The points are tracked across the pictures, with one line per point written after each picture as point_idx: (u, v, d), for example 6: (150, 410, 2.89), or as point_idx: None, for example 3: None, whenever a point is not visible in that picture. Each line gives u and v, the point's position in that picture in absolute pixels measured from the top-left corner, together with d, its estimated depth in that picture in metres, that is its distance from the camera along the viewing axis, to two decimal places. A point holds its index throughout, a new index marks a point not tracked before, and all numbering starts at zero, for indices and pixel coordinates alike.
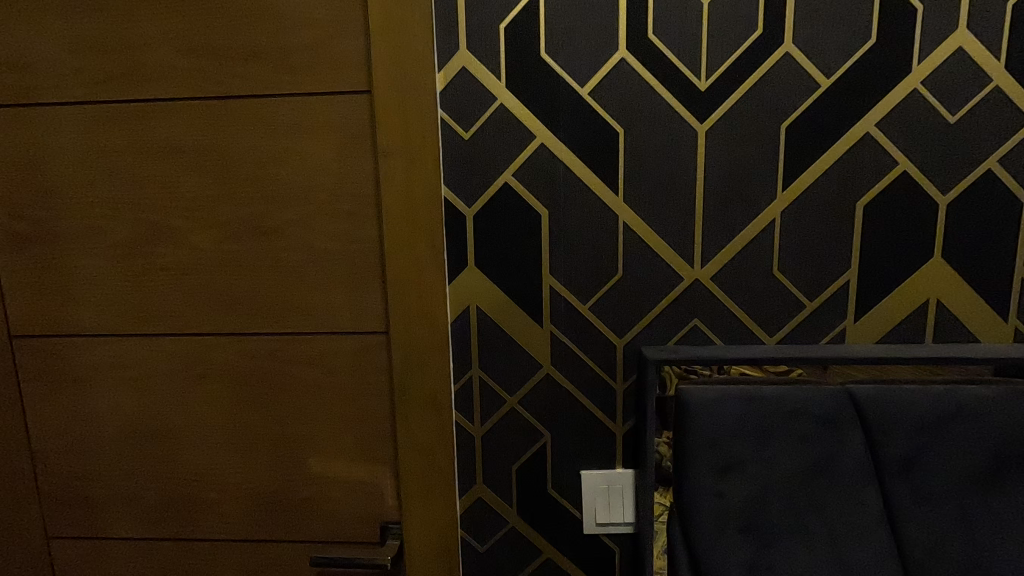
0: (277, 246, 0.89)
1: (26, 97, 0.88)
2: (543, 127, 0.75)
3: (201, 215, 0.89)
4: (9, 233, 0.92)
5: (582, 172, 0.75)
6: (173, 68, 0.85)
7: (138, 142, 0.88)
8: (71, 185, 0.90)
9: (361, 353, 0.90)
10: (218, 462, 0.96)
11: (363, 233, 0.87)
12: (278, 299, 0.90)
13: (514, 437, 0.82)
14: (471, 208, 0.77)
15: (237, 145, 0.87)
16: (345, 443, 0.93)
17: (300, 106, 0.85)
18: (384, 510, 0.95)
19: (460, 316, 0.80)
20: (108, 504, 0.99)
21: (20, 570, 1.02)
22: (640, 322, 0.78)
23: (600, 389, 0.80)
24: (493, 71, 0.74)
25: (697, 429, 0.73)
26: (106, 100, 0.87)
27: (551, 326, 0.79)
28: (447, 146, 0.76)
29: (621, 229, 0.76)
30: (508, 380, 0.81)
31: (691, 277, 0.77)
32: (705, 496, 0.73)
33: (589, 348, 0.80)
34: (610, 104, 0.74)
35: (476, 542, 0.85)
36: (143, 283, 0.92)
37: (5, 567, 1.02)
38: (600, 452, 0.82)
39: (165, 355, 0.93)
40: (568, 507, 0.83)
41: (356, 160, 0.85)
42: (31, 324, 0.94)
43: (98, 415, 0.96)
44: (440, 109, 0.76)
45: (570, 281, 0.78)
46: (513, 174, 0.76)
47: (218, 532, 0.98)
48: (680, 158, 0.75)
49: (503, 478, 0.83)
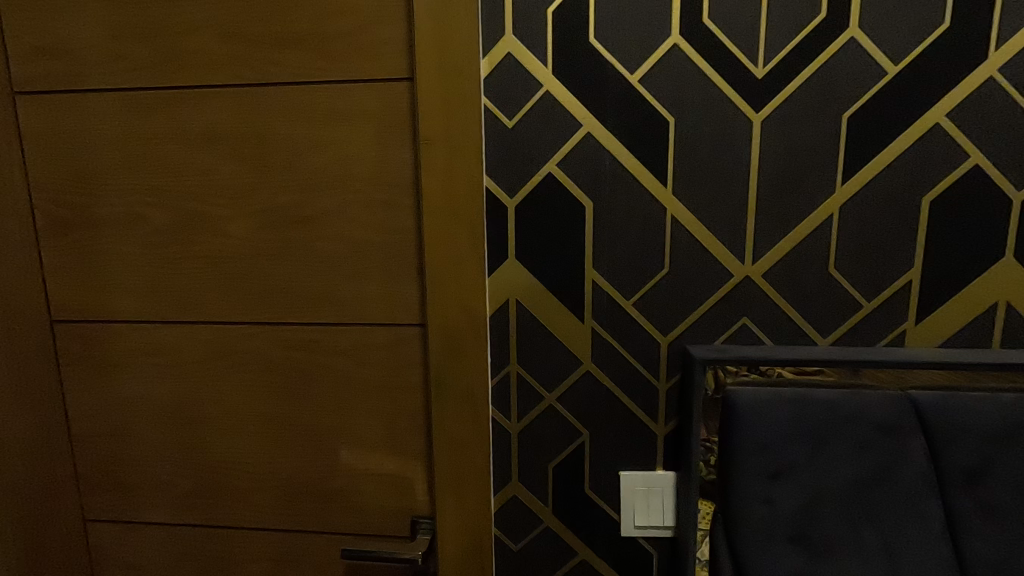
0: (313, 235, 0.88)
1: (70, 83, 0.88)
2: (590, 116, 0.72)
3: (239, 203, 0.89)
4: (52, 218, 0.93)
5: (630, 164, 0.73)
6: (214, 54, 0.85)
7: (177, 129, 0.88)
8: (111, 171, 0.90)
9: (396, 345, 0.89)
10: (250, 451, 0.96)
11: (400, 223, 0.86)
12: (313, 289, 0.89)
13: (552, 435, 0.80)
14: (513, 198, 0.75)
15: (275, 133, 0.86)
16: (378, 436, 0.92)
17: (339, 93, 0.84)
18: (415, 504, 0.94)
19: (498, 310, 0.78)
20: (143, 489, 1.00)
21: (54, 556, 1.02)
22: (686, 320, 0.75)
23: (642, 388, 0.78)
24: (539, 57, 0.71)
25: (747, 432, 0.70)
26: (146, 87, 0.87)
27: (593, 322, 0.77)
28: (490, 134, 0.74)
29: (668, 222, 0.73)
30: (547, 377, 0.79)
31: (741, 274, 0.74)
32: (754, 502, 0.70)
33: (632, 346, 0.77)
34: (662, 92, 0.71)
35: (510, 541, 0.84)
36: (180, 270, 0.92)
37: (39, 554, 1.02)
38: (640, 453, 0.79)
39: (202, 342, 0.93)
40: (606, 508, 0.81)
41: (394, 149, 0.84)
42: (73, 309, 0.95)
43: (135, 401, 0.97)
44: (484, 96, 0.73)
45: (614, 275, 0.75)
46: (558, 164, 0.74)
47: (250, 520, 0.98)
48: (734, 149, 0.71)
49: (539, 477, 0.81)
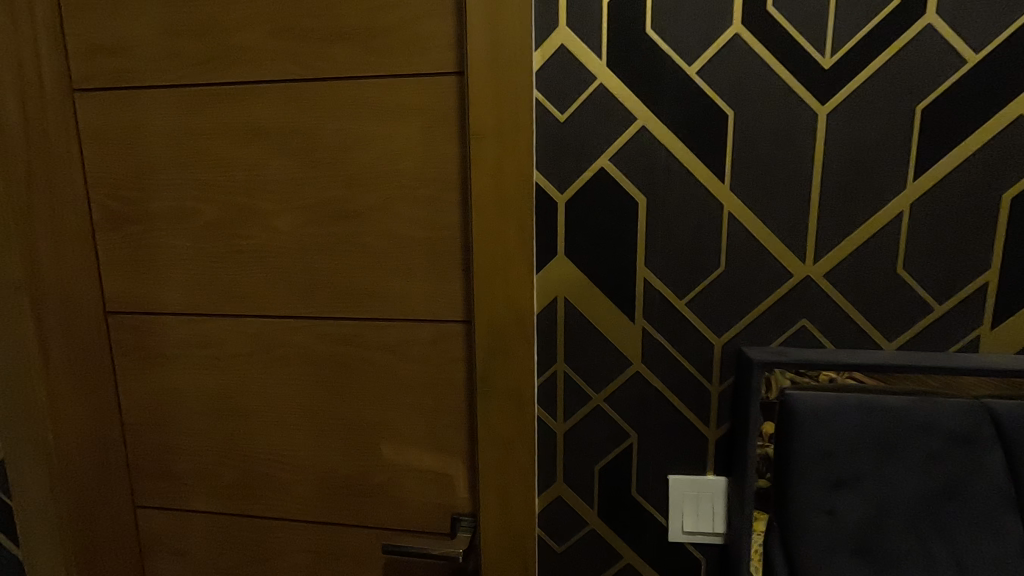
0: (358, 231, 0.88)
1: (124, 80, 0.90)
2: (645, 109, 0.70)
3: (285, 198, 0.89)
4: (108, 212, 0.95)
5: (686, 158, 0.70)
6: (262, 50, 0.85)
7: (228, 124, 0.89)
8: (162, 167, 0.92)
9: (439, 340, 0.89)
10: (294, 444, 0.97)
11: (445, 219, 0.85)
12: (358, 284, 0.89)
13: (599, 436, 0.78)
14: (564, 193, 0.73)
15: (323, 128, 0.86)
16: (419, 433, 0.92)
17: (387, 88, 0.83)
18: (455, 502, 0.93)
19: (546, 308, 0.76)
20: (189, 479, 1.02)
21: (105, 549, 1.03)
22: (742, 320, 0.73)
23: (693, 390, 0.76)
24: (593, 49, 0.70)
25: (808, 439, 0.68)
26: (197, 84, 0.88)
27: (644, 321, 0.75)
28: (541, 128, 0.72)
29: (725, 219, 0.71)
30: (595, 377, 0.77)
31: (801, 273, 0.71)
32: (814, 512, 0.67)
33: (684, 347, 0.75)
34: (721, 84, 0.68)
35: (553, 542, 0.82)
36: (228, 264, 0.93)
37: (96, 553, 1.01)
38: (691, 456, 0.77)
39: (247, 335, 0.95)
40: (653, 512, 0.79)
41: (440, 144, 0.83)
42: (127, 301, 0.98)
43: (182, 391, 0.99)
44: (536, 90, 0.71)
45: (667, 274, 0.73)
46: (610, 158, 0.72)
47: (292, 513, 0.99)
48: (797, 143, 0.68)
49: (585, 478, 0.79)
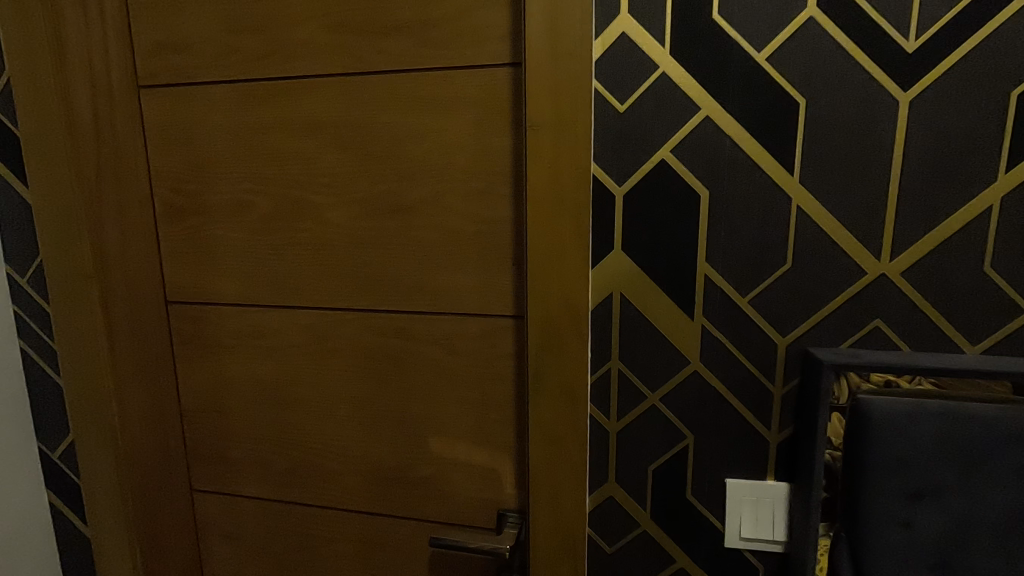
0: (409, 223, 0.88)
1: (186, 77, 0.93)
2: (709, 98, 0.67)
3: (338, 191, 0.90)
4: (169, 205, 0.98)
5: (752, 149, 0.67)
6: (319, 45, 0.86)
7: (283, 118, 0.90)
8: (220, 161, 0.94)
9: (489, 335, 0.89)
10: (343, 434, 0.98)
11: (496, 212, 0.84)
12: (409, 277, 0.90)
13: (653, 436, 0.76)
14: (622, 186, 0.71)
15: (376, 121, 0.86)
16: (467, 428, 0.92)
17: (440, 81, 0.83)
18: (502, 497, 0.93)
19: (601, 304, 0.74)
20: (241, 464, 1.05)
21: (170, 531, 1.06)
22: (809, 319, 0.69)
23: (754, 392, 0.73)
24: (656, 36, 0.67)
25: (883, 447, 0.64)
26: (255, 78, 0.90)
27: (703, 319, 0.72)
28: (599, 119, 0.70)
29: (794, 213, 0.68)
30: (650, 375, 0.75)
31: (876, 271, 0.67)
32: (888, 524, 0.65)
33: (746, 347, 0.72)
34: (793, 71, 0.65)
35: (603, 542, 0.80)
36: (283, 257, 0.94)
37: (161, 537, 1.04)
38: (751, 460, 0.74)
39: (299, 325, 0.96)
40: (709, 516, 0.77)
41: (493, 137, 0.83)
42: (186, 292, 1.01)
43: (236, 379, 1.01)
44: (595, 79, 0.69)
45: (729, 270, 0.70)
46: (671, 149, 0.69)
47: (340, 501, 1.01)
48: (875, 132, 0.64)
49: (638, 479, 0.77)
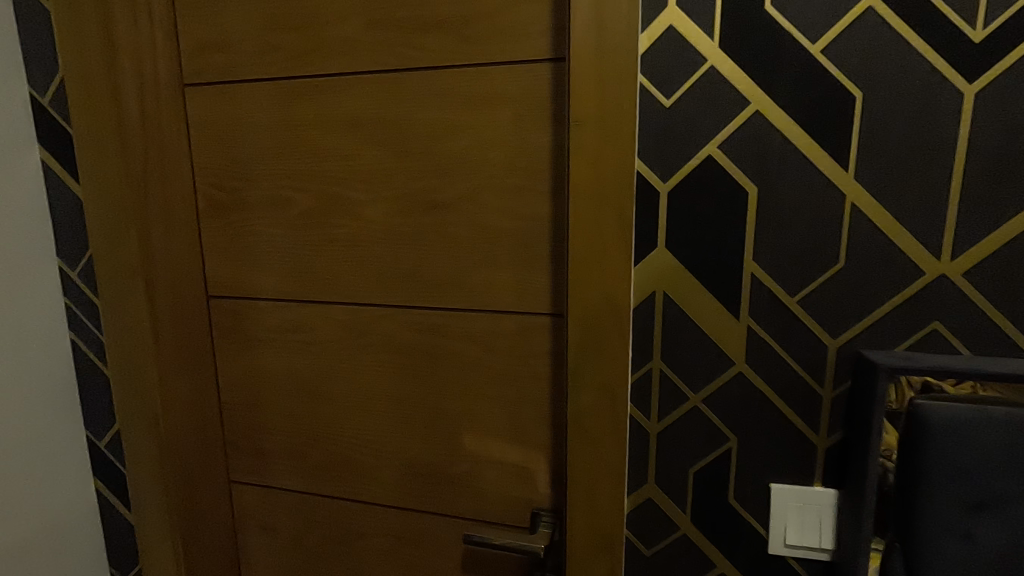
0: (446, 219, 0.88)
1: (229, 75, 0.95)
2: (760, 91, 0.65)
3: (376, 187, 0.90)
4: (210, 201, 1.00)
5: (804, 145, 0.65)
6: (359, 41, 0.87)
7: (323, 115, 0.91)
8: (260, 158, 0.96)
9: (525, 332, 0.88)
10: (378, 430, 0.99)
11: (534, 209, 0.84)
12: (445, 274, 0.90)
13: (695, 438, 0.74)
14: (666, 183, 0.70)
15: (415, 118, 0.86)
16: (502, 426, 0.92)
17: (479, 77, 0.83)
18: (536, 495, 0.93)
19: (643, 302, 0.73)
20: (277, 456, 1.06)
21: (208, 523, 1.08)
22: (862, 321, 0.67)
23: (802, 395, 0.70)
24: (705, 28, 0.66)
25: (942, 454, 0.62)
26: (295, 76, 0.91)
27: (749, 319, 0.70)
28: (644, 114, 0.69)
29: (847, 211, 0.65)
30: (693, 376, 0.73)
31: (936, 271, 0.64)
32: (947, 535, 0.63)
33: (794, 349, 0.70)
34: (849, 63, 0.63)
35: (642, 545, 0.79)
36: (321, 253, 0.95)
37: (203, 527, 1.06)
38: (797, 465, 0.72)
39: (336, 320, 0.97)
40: (752, 522, 0.75)
41: (532, 134, 0.82)
42: (225, 286, 1.03)
43: (273, 373, 1.03)
44: (641, 73, 0.68)
45: (777, 270, 0.68)
46: (719, 145, 0.67)
47: (375, 496, 1.01)
48: (937, 126, 0.62)
49: (678, 481, 0.76)
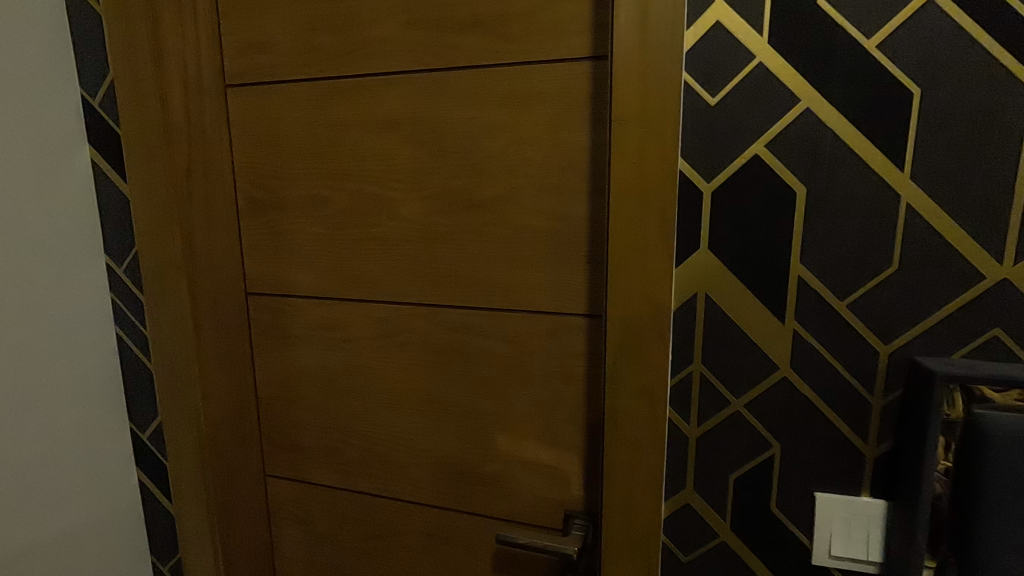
0: (482, 219, 0.88)
1: (269, 76, 0.96)
2: (811, 89, 0.63)
3: (413, 185, 0.91)
4: (250, 200, 1.02)
5: (857, 143, 0.63)
6: (397, 41, 0.87)
7: (362, 114, 0.92)
8: (298, 157, 0.97)
9: (560, 333, 0.87)
10: (411, 429, 0.99)
11: (571, 209, 0.83)
12: (480, 273, 0.89)
13: (736, 444, 0.73)
14: (711, 183, 0.68)
15: (452, 117, 0.86)
16: (536, 426, 0.92)
17: (517, 76, 0.82)
18: (569, 498, 0.92)
19: (684, 304, 0.72)
20: (312, 452, 1.08)
21: (245, 516, 1.10)
22: (916, 327, 0.65)
23: (851, 402, 0.68)
24: (754, 23, 0.64)
25: (1006, 467, 0.59)
26: (333, 76, 0.92)
27: (795, 323, 0.68)
28: (689, 113, 0.68)
29: (903, 212, 0.63)
30: (736, 380, 0.71)
31: (997, 275, 0.62)
32: (1009, 552, 0.60)
33: (843, 354, 0.67)
34: (906, 59, 0.60)
35: (679, 552, 0.78)
36: (357, 251, 0.96)
37: (240, 519, 1.09)
38: (845, 474, 0.70)
39: (371, 318, 0.98)
40: (795, 531, 0.73)
41: (569, 133, 0.81)
42: (263, 284, 1.05)
43: (309, 369, 1.04)
44: (686, 71, 0.67)
45: (827, 273, 0.66)
46: (767, 144, 0.66)
47: (407, 494, 1.02)
48: (1002, 124, 0.59)
49: (718, 488, 0.74)
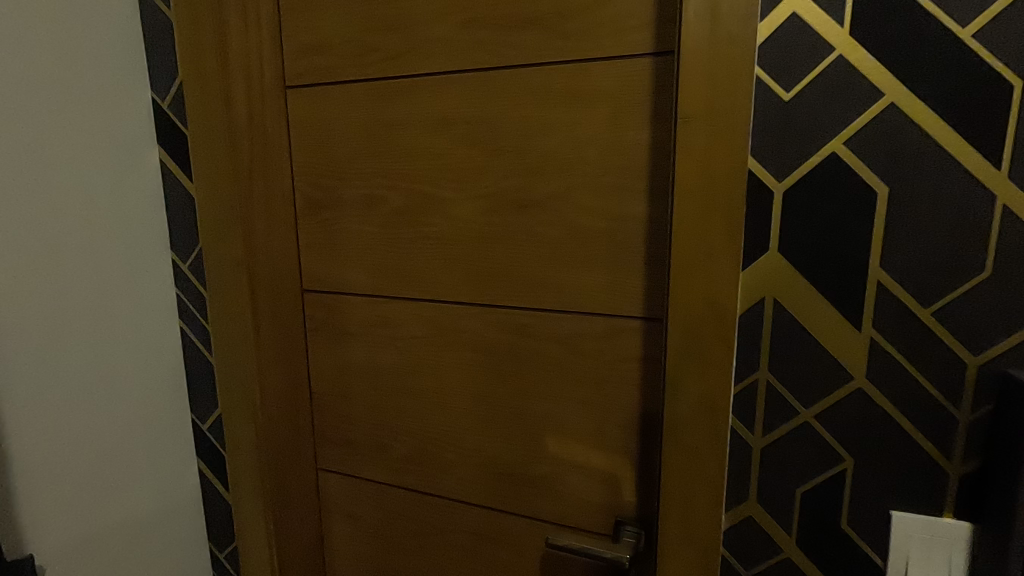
0: (536, 219, 0.87)
1: (328, 77, 0.98)
2: (896, 83, 0.60)
3: (467, 184, 0.91)
4: (308, 199, 1.04)
5: (948, 140, 0.59)
6: (454, 40, 0.87)
7: (417, 114, 0.92)
8: (354, 157, 0.98)
9: (615, 336, 0.86)
10: (460, 428, 0.99)
11: (628, 208, 0.81)
12: (534, 274, 0.89)
13: (805, 457, 0.69)
14: (782, 182, 0.65)
15: (508, 116, 0.86)
16: (588, 430, 0.90)
17: (575, 74, 0.81)
18: (620, 504, 0.90)
19: (751, 309, 0.69)
20: (362, 447, 1.09)
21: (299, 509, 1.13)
22: (1010, 338, 0.60)
23: (934, 417, 0.64)
24: (834, 14, 0.60)
25: None
26: (390, 77, 0.93)
27: (872, 331, 0.65)
28: (760, 108, 0.64)
29: (997, 213, 0.59)
30: (805, 389, 0.68)
31: None
32: None
33: (925, 365, 0.63)
34: (1006, 49, 0.56)
35: (739, 566, 0.75)
36: (410, 249, 0.97)
37: (294, 511, 1.11)
38: (925, 493, 0.65)
39: (423, 317, 0.99)
40: (867, 551, 0.69)
41: (628, 131, 0.79)
42: (319, 281, 1.07)
43: (361, 365, 1.06)
44: (759, 65, 0.64)
45: (909, 278, 0.62)
46: (845, 141, 0.62)
47: (455, 493, 1.02)
48: None
49: (784, 501, 0.71)
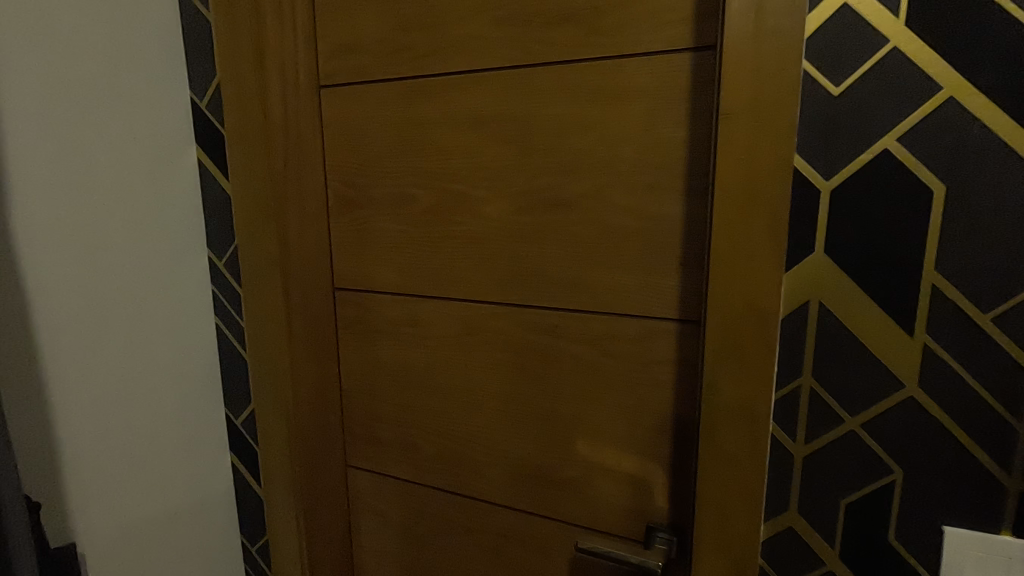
0: (569, 218, 0.86)
1: (361, 76, 0.98)
2: (956, 75, 0.56)
3: (498, 183, 0.90)
4: (340, 198, 1.05)
5: (1012, 136, 0.56)
6: (487, 38, 0.86)
7: (449, 113, 0.92)
8: (386, 156, 0.99)
9: (649, 338, 0.84)
10: (489, 428, 0.99)
11: (664, 207, 0.79)
12: (566, 274, 0.87)
13: (850, 466, 0.66)
14: (829, 180, 0.62)
15: (541, 113, 0.85)
16: (619, 434, 0.88)
17: (610, 71, 0.79)
18: (652, 510, 0.88)
19: (794, 312, 0.66)
20: (391, 445, 1.10)
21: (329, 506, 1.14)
22: None
23: (993, 428, 0.60)
24: (889, 4, 0.58)
25: None
26: (423, 75, 0.92)
27: (926, 337, 0.62)
28: (807, 104, 0.62)
29: None
30: (852, 396, 0.65)
31: None
32: None
33: (984, 373, 0.60)
34: None
35: None
36: (441, 248, 0.97)
37: (323, 507, 1.12)
38: (981, 509, 0.62)
39: (453, 316, 0.98)
40: (917, 567, 0.66)
41: (665, 128, 0.77)
42: (350, 280, 1.07)
43: (391, 364, 1.06)
44: (806, 59, 0.61)
45: (967, 282, 0.59)
46: (899, 137, 0.59)
47: (483, 494, 1.01)
48: None
49: (827, 512, 0.68)
